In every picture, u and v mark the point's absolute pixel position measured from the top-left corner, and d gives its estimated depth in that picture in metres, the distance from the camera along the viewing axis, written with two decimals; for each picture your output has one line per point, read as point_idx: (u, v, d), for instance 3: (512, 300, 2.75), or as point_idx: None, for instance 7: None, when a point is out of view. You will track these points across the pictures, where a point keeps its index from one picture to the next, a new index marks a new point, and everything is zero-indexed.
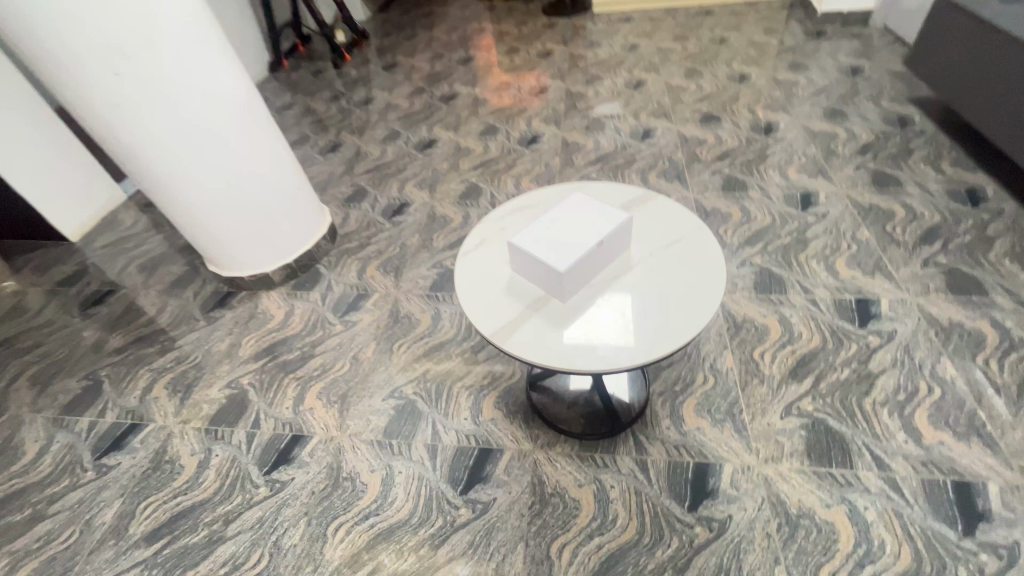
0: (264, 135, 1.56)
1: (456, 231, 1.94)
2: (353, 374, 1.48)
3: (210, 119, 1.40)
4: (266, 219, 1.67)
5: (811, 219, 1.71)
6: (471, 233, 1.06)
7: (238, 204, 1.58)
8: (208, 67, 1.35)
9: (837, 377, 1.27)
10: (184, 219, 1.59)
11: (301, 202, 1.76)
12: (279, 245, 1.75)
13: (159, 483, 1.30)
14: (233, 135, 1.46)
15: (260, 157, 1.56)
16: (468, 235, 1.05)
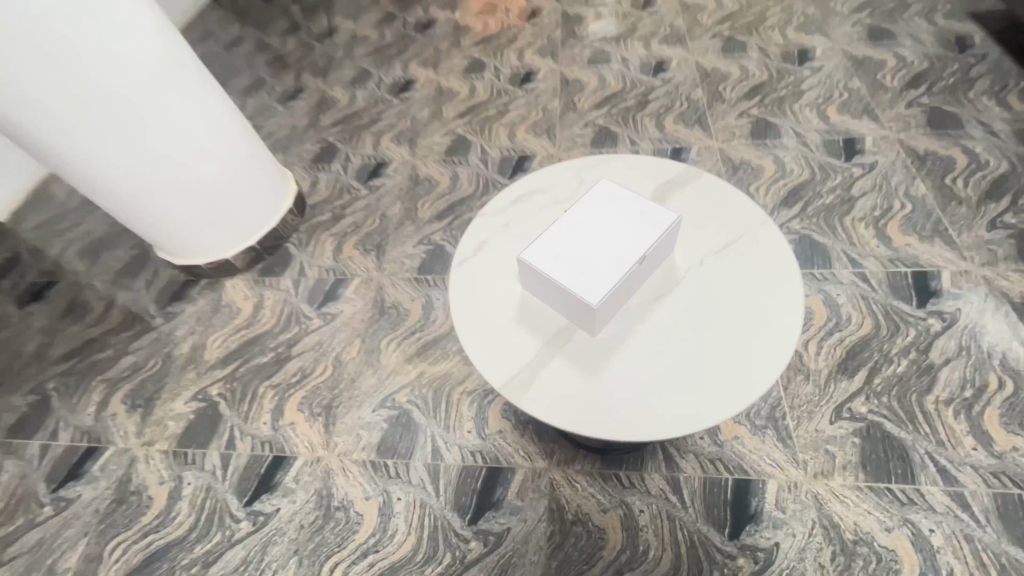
0: (202, 97, 1.26)
1: (443, 197, 1.67)
2: (337, 380, 1.30)
3: (131, 88, 1.10)
4: (220, 202, 1.41)
5: (857, 172, 1.46)
6: (466, 235, 0.86)
7: (183, 188, 1.32)
8: (115, 16, 1.04)
9: (894, 371, 1.11)
10: (122, 210, 1.32)
11: (260, 175, 1.49)
12: (238, 228, 1.50)
13: (127, 519, 1.15)
14: (165, 99, 1.17)
15: (205, 123, 1.28)
16: (463, 238, 0.85)
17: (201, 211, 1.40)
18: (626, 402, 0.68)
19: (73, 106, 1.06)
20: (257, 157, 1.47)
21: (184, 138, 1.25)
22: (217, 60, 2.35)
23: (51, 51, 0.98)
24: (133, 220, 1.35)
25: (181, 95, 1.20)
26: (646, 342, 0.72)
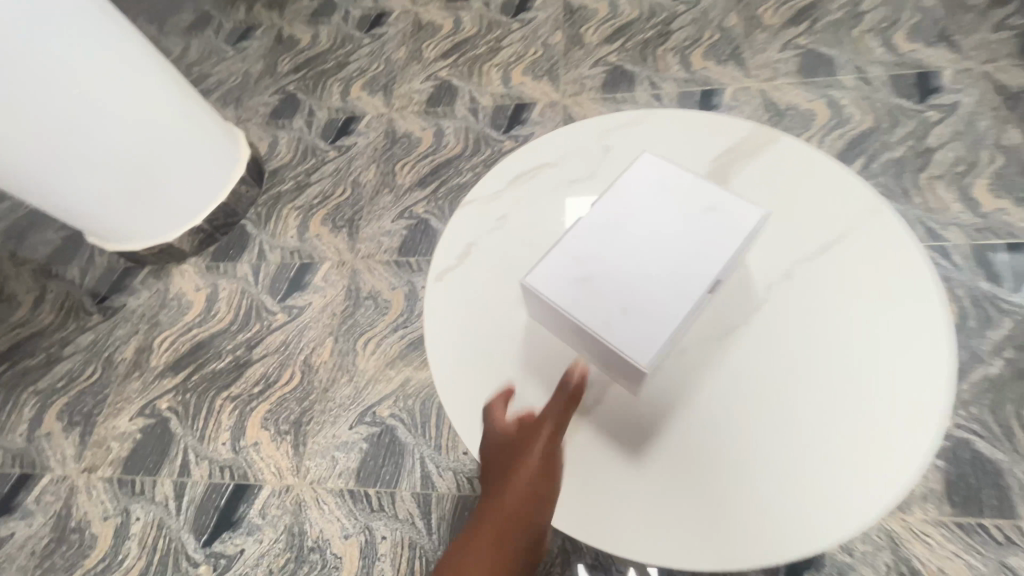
0: (112, 46, 1.01)
1: (425, 158, 1.39)
2: (306, 389, 1.09)
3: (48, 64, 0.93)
4: (150, 177, 1.15)
5: (934, 116, 1.19)
6: (454, 238, 0.74)
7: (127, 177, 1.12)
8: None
9: (985, 374, 0.90)
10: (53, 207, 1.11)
11: (217, 158, 1.28)
12: (179, 206, 1.25)
13: (68, 563, 0.98)
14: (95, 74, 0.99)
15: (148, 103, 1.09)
16: (451, 244, 0.73)
17: (128, 188, 1.14)
18: (736, 473, 0.57)
19: None
20: (195, 117, 1.20)
21: (90, 95, 1.00)
22: None
23: None
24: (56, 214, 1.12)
25: (77, 39, 0.95)
26: (765, 400, 0.60)
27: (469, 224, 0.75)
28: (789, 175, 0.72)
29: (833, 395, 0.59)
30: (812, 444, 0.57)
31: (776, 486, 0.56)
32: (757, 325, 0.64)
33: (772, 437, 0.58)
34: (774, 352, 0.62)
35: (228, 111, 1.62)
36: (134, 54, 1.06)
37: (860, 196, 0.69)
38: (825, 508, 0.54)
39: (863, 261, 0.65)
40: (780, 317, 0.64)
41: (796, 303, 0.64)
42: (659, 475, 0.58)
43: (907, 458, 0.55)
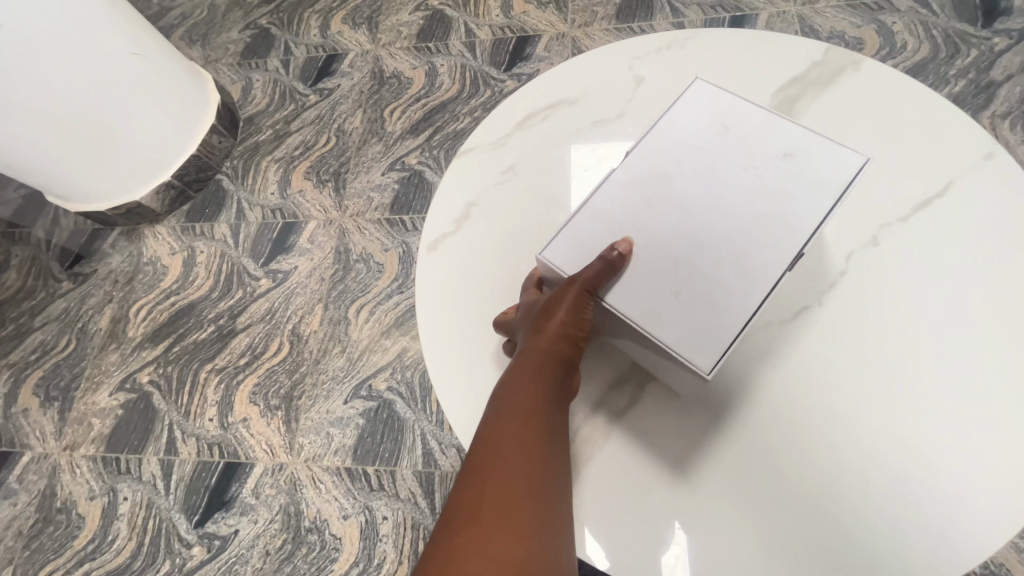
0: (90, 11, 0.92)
1: (417, 101, 1.24)
2: (296, 361, 1.01)
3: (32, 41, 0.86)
4: (109, 128, 1.02)
5: (1001, 44, 1.03)
6: (455, 196, 0.62)
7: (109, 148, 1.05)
8: None
9: None
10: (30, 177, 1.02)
11: (198, 120, 1.18)
12: (145, 160, 1.12)
13: (56, 544, 0.94)
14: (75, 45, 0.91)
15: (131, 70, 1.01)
16: (453, 203, 0.62)
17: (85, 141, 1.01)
18: (824, 476, 0.50)
19: None
20: (155, 59, 1.05)
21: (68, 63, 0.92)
22: None
23: None
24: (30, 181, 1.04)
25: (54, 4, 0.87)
26: (851, 398, 0.51)
27: (468, 179, 0.63)
28: (866, 115, 0.60)
29: (930, 386, 0.51)
30: (921, 447, 0.49)
31: (885, 498, 0.49)
32: (847, 307, 0.54)
33: (872, 441, 0.50)
34: (871, 339, 0.53)
35: (194, 49, 1.44)
36: (114, 19, 0.96)
37: (955, 142, 0.58)
38: (929, 511, 0.48)
39: (963, 227, 0.55)
40: (875, 295, 0.54)
41: (895, 279, 0.54)
42: (730, 493, 0.50)
43: (1017, 464, 0.48)
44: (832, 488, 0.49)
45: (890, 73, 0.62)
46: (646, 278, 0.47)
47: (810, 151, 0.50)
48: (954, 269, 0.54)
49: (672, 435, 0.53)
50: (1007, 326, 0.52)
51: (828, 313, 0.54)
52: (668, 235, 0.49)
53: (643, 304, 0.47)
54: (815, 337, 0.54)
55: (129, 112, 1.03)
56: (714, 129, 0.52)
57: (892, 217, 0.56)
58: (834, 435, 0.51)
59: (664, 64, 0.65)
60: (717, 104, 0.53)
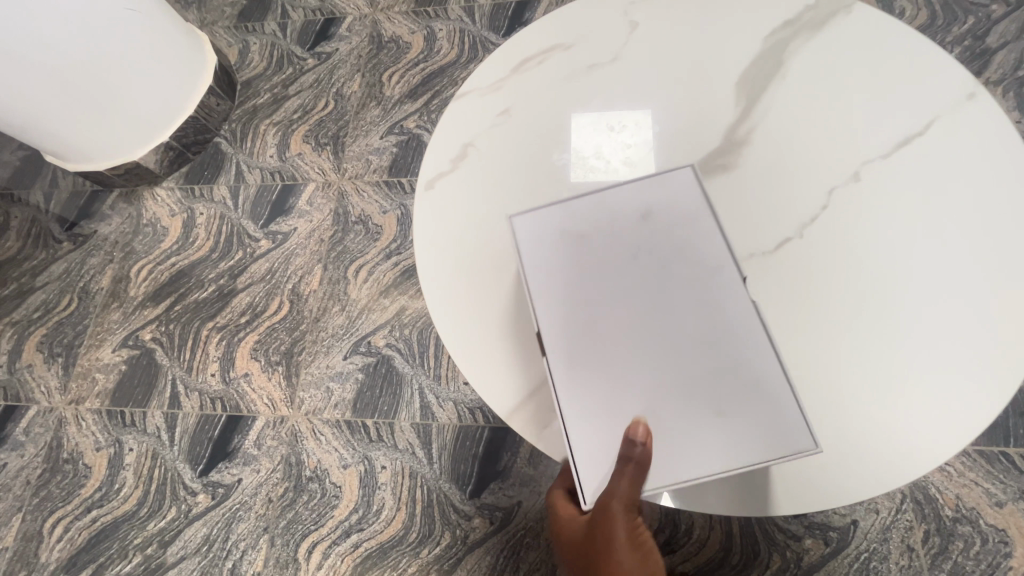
0: None
1: (417, 66, 1.24)
2: (296, 319, 1.03)
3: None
4: (107, 86, 1.02)
5: (998, 10, 1.04)
6: (447, 133, 0.64)
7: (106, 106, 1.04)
8: None
9: None
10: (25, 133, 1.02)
11: (196, 81, 1.18)
12: (133, 113, 1.09)
13: (64, 492, 0.97)
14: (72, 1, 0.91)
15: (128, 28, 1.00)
16: (445, 140, 0.63)
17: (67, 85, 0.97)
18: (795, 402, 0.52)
19: None
20: (154, 17, 1.05)
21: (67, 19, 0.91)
22: None
23: None
24: (26, 137, 1.03)
25: None
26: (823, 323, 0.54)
27: (463, 119, 0.64)
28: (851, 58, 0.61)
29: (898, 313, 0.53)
30: (937, 355, 0.51)
31: (927, 415, 0.50)
32: (825, 242, 0.56)
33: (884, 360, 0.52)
34: (860, 274, 0.54)
35: (190, 12, 1.43)
36: None
37: (940, 84, 0.60)
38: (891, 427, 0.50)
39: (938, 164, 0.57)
40: (862, 230, 0.56)
41: (879, 214, 0.56)
42: None
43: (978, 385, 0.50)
44: (864, 413, 0.51)
45: (868, 11, 0.63)
46: (657, 398, 0.47)
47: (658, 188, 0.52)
48: (924, 181, 0.56)
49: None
50: (977, 219, 0.55)
51: (815, 245, 0.56)
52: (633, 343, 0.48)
53: (713, 439, 0.45)
54: (804, 276, 0.55)
55: (126, 72, 1.03)
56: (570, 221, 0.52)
57: (874, 151, 0.58)
58: (850, 365, 0.52)
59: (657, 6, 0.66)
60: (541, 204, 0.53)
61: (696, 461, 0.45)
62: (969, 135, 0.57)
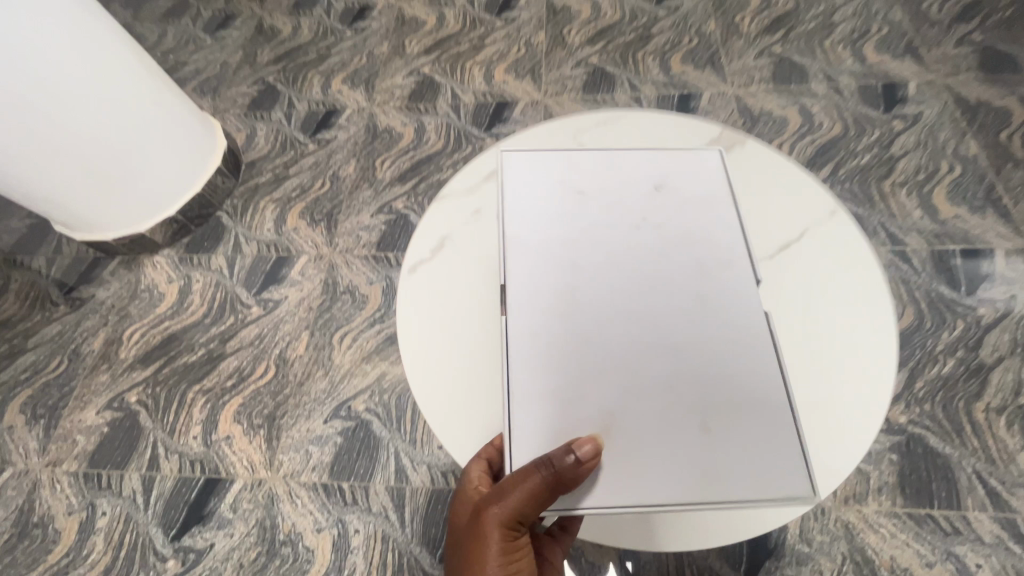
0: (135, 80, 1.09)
1: (407, 154, 1.40)
2: (281, 383, 1.08)
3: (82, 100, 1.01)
4: (130, 172, 1.15)
5: (898, 126, 1.24)
6: (425, 230, 0.75)
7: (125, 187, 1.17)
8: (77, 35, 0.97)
9: (939, 373, 0.94)
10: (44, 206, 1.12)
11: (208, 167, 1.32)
12: (135, 188, 1.18)
13: (30, 559, 0.96)
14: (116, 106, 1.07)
15: (160, 127, 1.16)
16: (422, 235, 0.74)
17: (61, 155, 1.04)
18: None
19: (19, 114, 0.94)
20: (182, 118, 1.22)
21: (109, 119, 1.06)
22: None
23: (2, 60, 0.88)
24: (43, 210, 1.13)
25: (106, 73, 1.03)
26: None
27: (439, 219, 0.76)
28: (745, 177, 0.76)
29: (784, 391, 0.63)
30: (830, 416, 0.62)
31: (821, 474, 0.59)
32: None
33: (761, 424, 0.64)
34: None
35: (205, 100, 1.60)
36: (153, 87, 1.14)
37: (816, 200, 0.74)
38: None
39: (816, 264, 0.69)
40: None
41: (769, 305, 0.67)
42: None
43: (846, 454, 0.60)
44: None
45: (757, 143, 0.79)
46: (646, 426, 0.52)
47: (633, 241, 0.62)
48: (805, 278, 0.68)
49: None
50: (848, 310, 0.66)
51: None
52: (625, 373, 0.54)
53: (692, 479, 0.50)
54: None
55: (150, 161, 1.17)
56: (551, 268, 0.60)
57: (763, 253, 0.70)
58: None
59: (606, 122, 0.82)
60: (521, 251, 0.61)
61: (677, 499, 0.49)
62: (838, 242, 0.70)
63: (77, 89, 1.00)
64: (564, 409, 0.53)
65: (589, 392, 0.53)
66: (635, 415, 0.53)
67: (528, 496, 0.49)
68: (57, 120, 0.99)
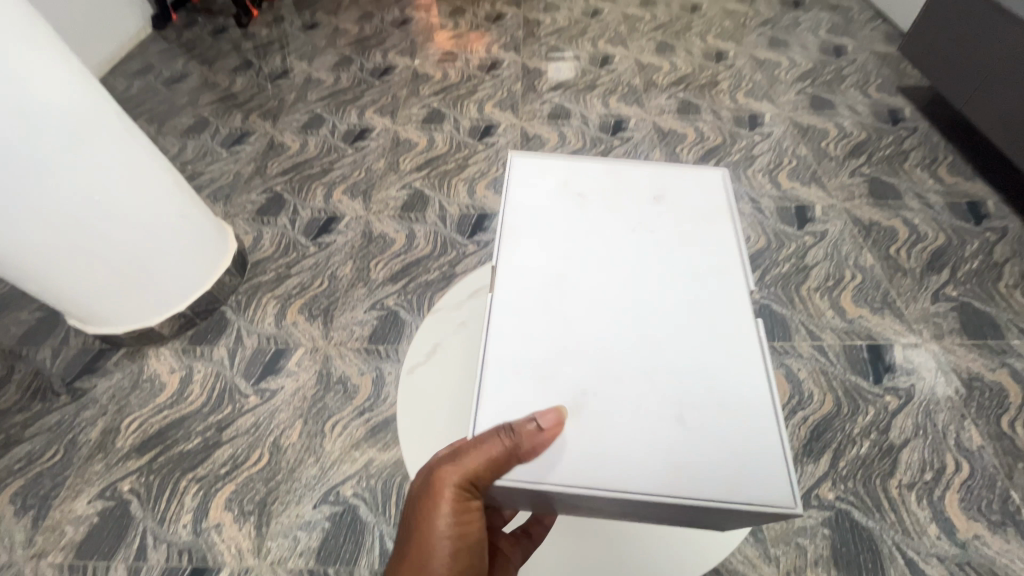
0: (178, 199, 1.27)
1: (399, 256, 1.59)
2: (273, 469, 1.16)
3: (137, 221, 1.18)
4: (159, 276, 1.30)
5: (810, 240, 1.51)
6: (424, 336, 0.96)
7: (153, 288, 1.31)
8: (138, 169, 1.16)
9: (857, 453, 1.10)
10: (78, 304, 1.24)
11: (222, 265, 1.47)
12: (158, 285, 1.31)
13: None
14: (162, 224, 1.24)
15: (190, 237, 1.33)
16: (422, 339, 0.95)
17: (105, 265, 1.18)
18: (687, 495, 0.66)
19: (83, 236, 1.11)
20: (206, 226, 1.39)
21: (155, 236, 1.23)
22: (164, 101, 2.30)
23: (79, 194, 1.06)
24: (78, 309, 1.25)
25: (157, 197, 1.21)
26: None
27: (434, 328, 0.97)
28: None
29: None
30: None
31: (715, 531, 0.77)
32: None
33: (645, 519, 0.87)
34: None
35: (218, 206, 1.79)
36: (189, 203, 1.32)
37: None
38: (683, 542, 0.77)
39: None
40: None
41: None
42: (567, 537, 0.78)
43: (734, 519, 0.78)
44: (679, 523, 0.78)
45: None
46: (620, 408, 0.63)
47: (629, 260, 0.77)
48: None
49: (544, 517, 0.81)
50: None
51: None
52: (607, 366, 0.66)
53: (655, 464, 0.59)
54: None
55: (177, 265, 1.32)
56: (557, 276, 0.74)
57: None
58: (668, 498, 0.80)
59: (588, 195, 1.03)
60: (528, 260, 0.76)
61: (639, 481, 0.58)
62: None
63: (121, 204, 1.14)
64: (558, 387, 0.64)
65: (583, 376, 0.65)
66: (622, 399, 0.63)
67: (488, 459, 0.58)
68: (97, 230, 1.12)
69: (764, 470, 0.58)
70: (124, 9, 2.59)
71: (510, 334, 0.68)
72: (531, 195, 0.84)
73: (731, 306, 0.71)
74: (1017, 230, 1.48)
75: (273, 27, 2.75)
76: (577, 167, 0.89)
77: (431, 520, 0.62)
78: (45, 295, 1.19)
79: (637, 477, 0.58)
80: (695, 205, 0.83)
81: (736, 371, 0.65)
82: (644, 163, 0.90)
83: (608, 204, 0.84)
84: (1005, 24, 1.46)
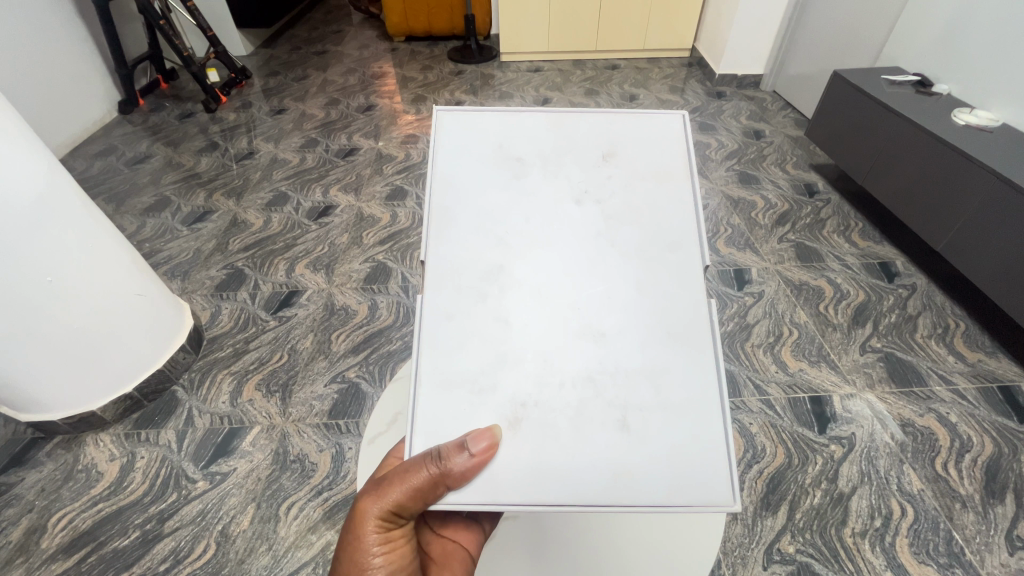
0: (138, 265, 1.30)
1: (361, 327, 1.60)
2: (219, 562, 1.08)
3: (111, 289, 1.20)
4: (127, 347, 1.29)
5: (748, 300, 1.64)
6: (388, 406, 0.99)
7: (123, 360, 1.29)
8: (105, 236, 1.19)
9: (811, 503, 1.14)
10: (47, 391, 1.20)
11: (178, 329, 1.44)
12: (102, 367, 1.25)
13: None
14: (129, 288, 1.25)
15: (152, 301, 1.34)
16: (384, 409, 0.98)
17: (83, 343, 1.18)
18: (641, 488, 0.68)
19: (62, 307, 1.11)
20: (165, 294, 1.41)
21: (126, 303, 1.25)
22: (125, 181, 2.33)
23: (58, 266, 1.08)
24: (47, 398, 1.21)
25: (125, 264, 1.24)
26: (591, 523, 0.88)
27: (397, 399, 1.00)
28: None
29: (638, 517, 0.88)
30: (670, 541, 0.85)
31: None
32: None
33: (607, 537, 0.86)
34: None
35: (175, 282, 1.78)
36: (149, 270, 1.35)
37: None
38: None
39: None
40: None
41: None
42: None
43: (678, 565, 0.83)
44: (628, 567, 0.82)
45: None
46: (567, 419, 0.62)
47: (576, 239, 0.71)
48: None
49: (490, 515, 0.75)
50: None
51: None
52: (551, 370, 0.65)
53: (603, 474, 0.59)
54: None
55: (143, 331, 1.32)
56: (494, 269, 0.69)
57: None
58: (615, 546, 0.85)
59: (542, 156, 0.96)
60: (461, 249, 0.70)
61: (584, 493, 0.58)
62: None
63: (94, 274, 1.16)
64: (498, 401, 0.63)
65: (522, 385, 0.64)
66: (563, 408, 0.63)
67: (407, 487, 0.58)
68: (45, 314, 1.09)
69: (711, 475, 0.59)
70: (90, 95, 2.67)
71: (441, 342, 0.65)
72: (461, 163, 0.75)
73: (684, 285, 0.67)
74: (923, 285, 1.66)
75: (241, 111, 2.88)
76: (514, 124, 0.79)
77: (357, 559, 0.60)
78: (18, 383, 1.15)
79: (580, 491, 0.58)
80: (652, 159, 0.75)
81: (685, 366, 0.64)
82: (594, 111, 0.79)
83: (549, 166, 0.76)
84: (886, 114, 1.73)
